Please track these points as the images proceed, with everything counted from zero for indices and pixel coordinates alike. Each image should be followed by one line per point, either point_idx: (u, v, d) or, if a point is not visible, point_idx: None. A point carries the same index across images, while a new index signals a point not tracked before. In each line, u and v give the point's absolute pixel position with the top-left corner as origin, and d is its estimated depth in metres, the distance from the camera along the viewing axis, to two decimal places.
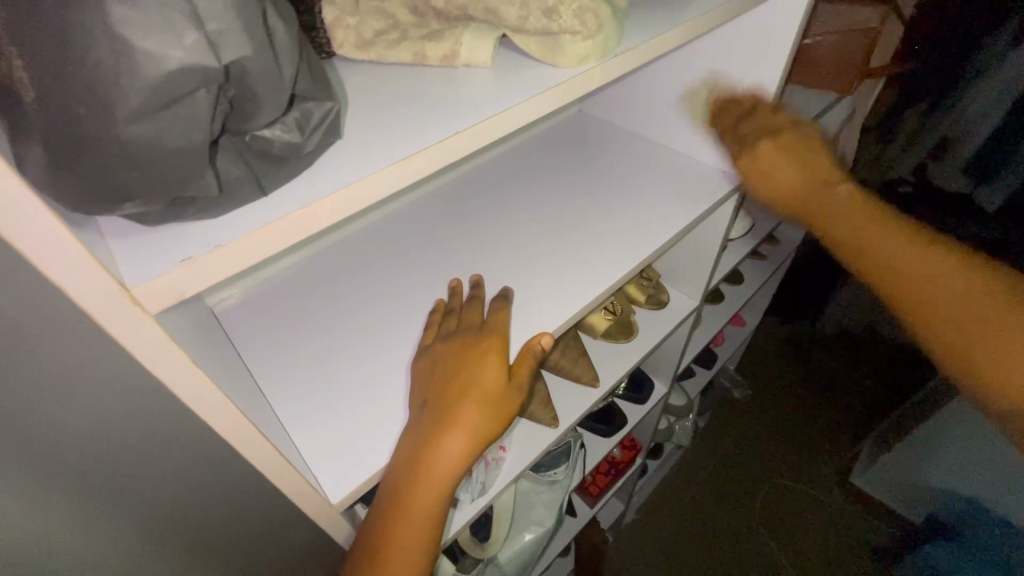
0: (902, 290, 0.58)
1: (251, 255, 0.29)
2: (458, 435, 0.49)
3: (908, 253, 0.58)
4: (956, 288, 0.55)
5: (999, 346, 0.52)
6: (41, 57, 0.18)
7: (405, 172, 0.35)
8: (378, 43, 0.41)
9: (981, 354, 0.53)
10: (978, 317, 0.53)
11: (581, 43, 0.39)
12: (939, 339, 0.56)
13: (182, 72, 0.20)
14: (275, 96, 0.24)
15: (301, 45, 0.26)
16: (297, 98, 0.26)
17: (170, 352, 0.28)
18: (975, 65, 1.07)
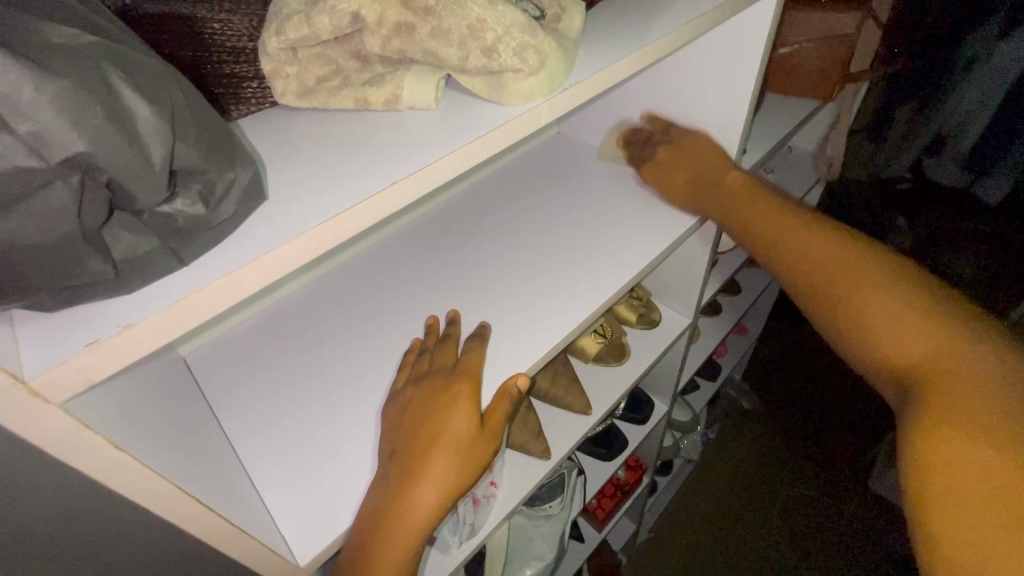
0: (794, 264, 0.58)
1: (165, 332, 0.27)
2: (427, 488, 0.48)
3: (784, 225, 0.61)
4: (834, 257, 0.56)
5: (873, 307, 0.51)
6: None
7: (339, 229, 0.33)
8: (321, 90, 0.40)
9: (863, 318, 0.52)
10: (864, 294, 0.52)
11: (524, 80, 0.38)
12: (847, 321, 0.53)
13: (17, 172, 0.20)
14: (151, 180, 0.23)
15: (183, 118, 0.24)
16: (192, 170, 0.25)
17: (87, 441, 0.26)
18: (962, 59, 1.03)
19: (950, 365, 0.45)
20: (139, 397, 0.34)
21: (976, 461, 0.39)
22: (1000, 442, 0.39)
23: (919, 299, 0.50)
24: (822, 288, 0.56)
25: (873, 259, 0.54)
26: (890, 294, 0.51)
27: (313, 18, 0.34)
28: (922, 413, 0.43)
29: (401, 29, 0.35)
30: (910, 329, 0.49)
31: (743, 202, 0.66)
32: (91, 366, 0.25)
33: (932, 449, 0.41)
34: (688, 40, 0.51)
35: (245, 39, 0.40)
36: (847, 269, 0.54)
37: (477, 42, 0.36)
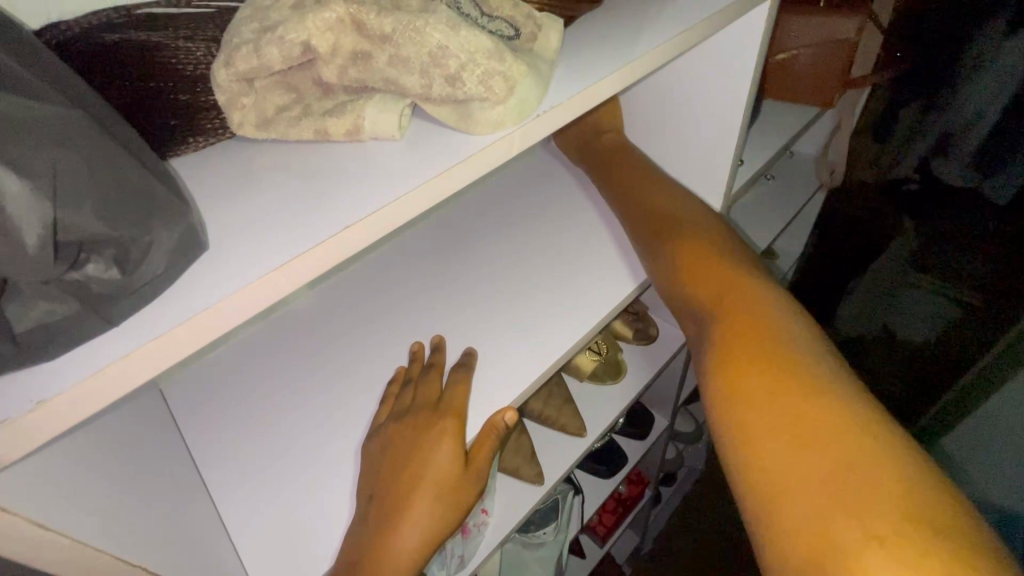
0: (639, 208, 0.60)
1: (93, 401, 0.25)
2: (407, 534, 0.46)
3: (639, 179, 0.64)
4: (676, 219, 0.57)
5: (690, 249, 0.53)
6: None
7: (292, 277, 0.31)
8: (280, 121, 0.37)
9: (685, 257, 0.53)
10: (688, 236, 0.54)
11: (492, 108, 0.35)
12: (669, 252, 0.54)
13: None
14: (38, 260, 0.20)
15: (74, 182, 0.21)
16: (94, 239, 0.22)
17: (8, 525, 0.24)
18: (971, 56, 0.92)
19: (749, 314, 0.46)
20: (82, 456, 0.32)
21: (766, 403, 0.40)
22: (780, 373, 0.41)
23: (729, 255, 0.52)
24: (656, 251, 0.55)
25: (693, 225, 0.56)
26: (709, 240, 0.53)
27: (262, 48, 0.32)
28: (731, 355, 0.44)
29: (357, 57, 0.33)
30: (716, 266, 0.51)
31: (614, 159, 0.69)
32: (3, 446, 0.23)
33: (735, 398, 0.42)
34: (673, 53, 0.48)
35: (201, 66, 0.38)
36: (675, 232, 0.55)
37: (440, 70, 0.33)
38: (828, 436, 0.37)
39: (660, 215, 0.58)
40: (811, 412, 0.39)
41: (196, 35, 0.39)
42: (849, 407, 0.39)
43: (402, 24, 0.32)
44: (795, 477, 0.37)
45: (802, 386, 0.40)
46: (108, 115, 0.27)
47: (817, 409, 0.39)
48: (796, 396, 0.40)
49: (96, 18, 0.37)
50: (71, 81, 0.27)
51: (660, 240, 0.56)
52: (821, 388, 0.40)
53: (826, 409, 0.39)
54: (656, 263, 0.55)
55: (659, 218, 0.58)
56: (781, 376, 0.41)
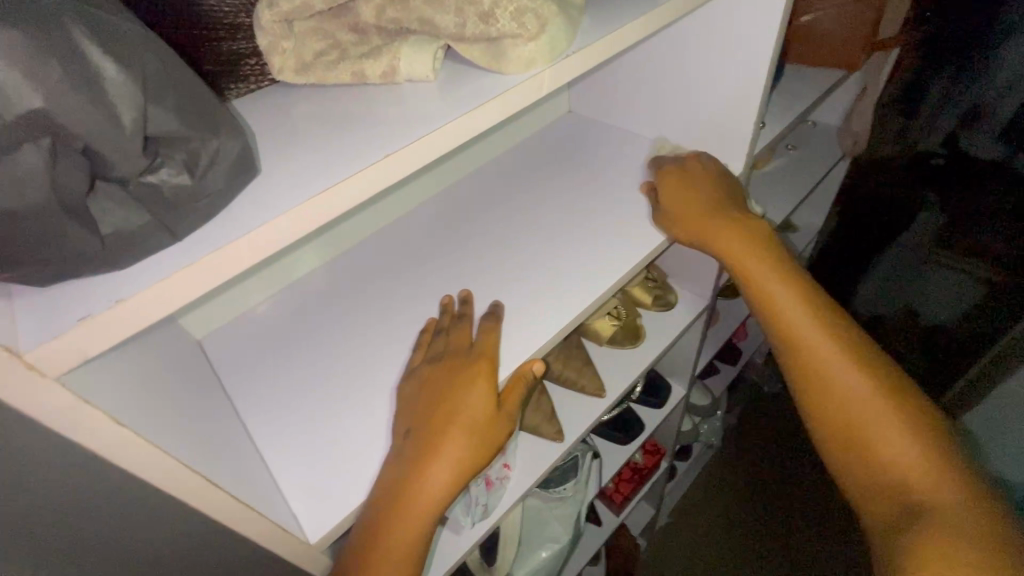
0: (804, 367, 0.60)
1: (160, 307, 0.27)
2: (440, 466, 0.48)
3: (801, 315, 0.60)
4: (837, 396, 0.58)
5: (883, 435, 0.55)
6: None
7: (336, 201, 0.33)
8: (318, 66, 0.39)
9: (868, 445, 0.56)
10: (863, 419, 0.57)
11: (524, 45, 0.36)
12: (852, 430, 0.57)
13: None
14: (122, 147, 0.23)
15: (158, 80, 0.23)
16: (176, 137, 0.24)
17: (86, 416, 0.26)
18: (1003, 22, 0.87)
19: (949, 505, 0.51)
20: (144, 376, 0.35)
21: (962, 556, 0.47)
22: (992, 571, 0.46)
23: (922, 433, 0.55)
24: (827, 376, 0.58)
25: (855, 351, 0.59)
26: (894, 422, 0.55)
27: None
28: (933, 552, 0.49)
29: None
30: (913, 456, 0.54)
31: (751, 263, 0.62)
32: (86, 340, 0.25)
33: (929, 547, 0.49)
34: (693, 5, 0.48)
35: (241, 14, 0.39)
36: (864, 404, 0.57)
37: (474, 8, 0.35)
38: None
39: (828, 385, 0.58)
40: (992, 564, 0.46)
41: None
42: None
43: None
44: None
45: (986, 541, 0.48)
46: None
47: (1001, 562, 0.46)
48: None
49: None
50: None
51: (833, 418, 0.58)
52: (997, 541, 0.48)
53: (999, 561, 0.47)
54: (838, 455, 0.59)
55: (828, 392, 0.58)
56: (974, 530, 0.49)
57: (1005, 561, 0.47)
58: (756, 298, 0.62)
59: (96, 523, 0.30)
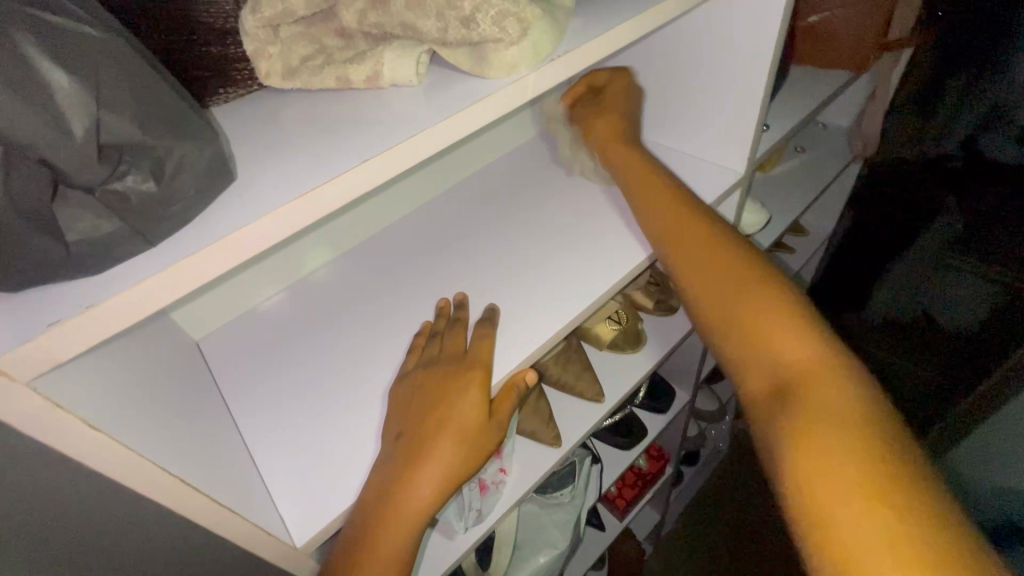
0: (683, 262, 0.51)
1: (132, 311, 0.27)
2: (428, 472, 0.48)
3: (669, 215, 0.54)
4: (721, 279, 0.48)
5: (767, 320, 0.44)
6: None
7: (313, 207, 0.33)
8: (304, 70, 0.39)
9: (751, 336, 0.45)
10: (746, 311, 0.46)
11: (506, 49, 0.36)
12: (736, 321, 0.46)
13: None
14: (80, 157, 0.22)
15: (124, 90, 0.23)
16: (140, 147, 0.24)
17: (61, 421, 0.27)
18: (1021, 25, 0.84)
19: (826, 399, 0.39)
20: (128, 379, 0.35)
21: (836, 446, 0.35)
22: (877, 483, 0.33)
23: (805, 315, 0.44)
24: (705, 270, 0.49)
25: (732, 245, 0.50)
26: (776, 305, 0.45)
27: None
28: (809, 458, 0.36)
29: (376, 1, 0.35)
30: (794, 339, 0.43)
31: (639, 174, 0.59)
32: (56, 344, 0.25)
33: (809, 450, 0.36)
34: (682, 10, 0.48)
35: (230, 20, 0.40)
36: (746, 290, 0.47)
37: (455, 12, 0.34)
38: (892, 489, 0.33)
39: (713, 275, 0.49)
40: (884, 462, 0.34)
41: None
42: (942, 528, 0.31)
43: None
44: (876, 543, 0.31)
45: (874, 431, 0.36)
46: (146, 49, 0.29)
47: (886, 458, 0.34)
48: (883, 500, 0.32)
49: None
50: None
51: (711, 312, 0.48)
52: (892, 434, 0.36)
53: (903, 456, 0.34)
54: (726, 353, 0.47)
55: (708, 279, 0.49)
56: (852, 416, 0.37)
57: (901, 450, 0.35)
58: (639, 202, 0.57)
59: (74, 527, 0.30)
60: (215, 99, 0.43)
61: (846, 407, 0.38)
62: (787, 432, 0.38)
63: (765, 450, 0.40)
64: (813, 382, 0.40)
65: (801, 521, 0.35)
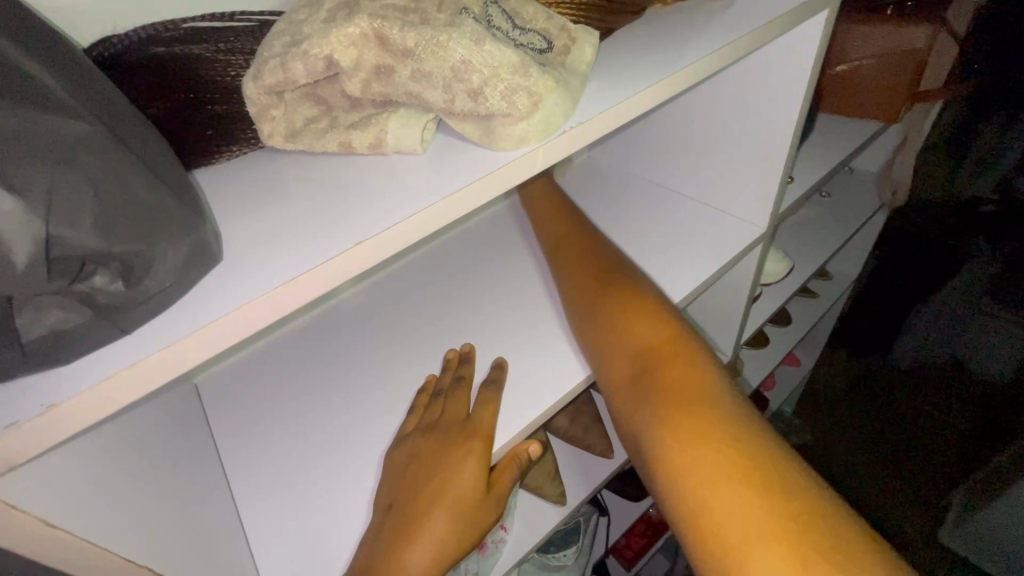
0: (573, 282, 0.57)
1: (97, 410, 0.25)
2: (415, 554, 0.45)
3: (567, 249, 0.61)
4: (595, 284, 0.54)
5: (627, 308, 0.50)
6: None
7: (300, 292, 0.31)
8: (308, 132, 0.37)
9: (613, 323, 0.50)
10: (609, 306, 0.51)
11: (514, 124, 0.34)
12: (602, 317, 0.51)
13: None
14: (31, 275, 0.21)
15: (81, 200, 0.21)
16: (101, 256, 0.22)
17: (17, 524, 0.25)
18: None
19: (676, 358, 0.44)
20: (104, 453, 0.34)
21: (700, 419, 0.39)
22: (717, 422, 0.39)
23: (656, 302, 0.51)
24: (587, 284, 0.55)
25: (612, 265, 0.56)
26: (638, 297, 0.51)
27: (288, 63, 0.33)
28: (669, 416, 0.41)
29: (380, 72, 0.33)
30: (645, 319, 0.49)
31: (556, 227, 0.65)
32: (13, 450, 0.23)
33: (679, 433, 0.39)
34: (701, 75, 0.46)
35: (235, 78, 0.39)
36: (616, 288, 0.53)
37: (463, 85, 0.33)
38: (752, 465, 0.36)
39: (588, 286, 0.55)
40: (747, 441, 0.38)
41: (236, 48, 0.40)
42: (771, 452, 0.38)
43: (425, 40, 0.32)
44: (746, 517, 0.34)
45: (727, 404, 0.41)
46: (139, 121, 0.28)
47: (740, 438, 0.38)
48: (722, 437, 0.38)
49: (143, 30, 0.38)
50: (87, 68, 0.26)
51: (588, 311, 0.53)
52: (749, 418, 0.40)
53: (757, 431, 0.39)
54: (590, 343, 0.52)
55: (587, 290, 0.55)
56: (718, 398, 0.41)
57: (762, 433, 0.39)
58: (556, 251, 0.62)
59: None
60: (219, 159, 0.41)
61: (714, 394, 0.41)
62: (653, 421, 0.41)
63: (637, 439, 0.43)
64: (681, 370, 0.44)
65: (669, 489, 0.38)
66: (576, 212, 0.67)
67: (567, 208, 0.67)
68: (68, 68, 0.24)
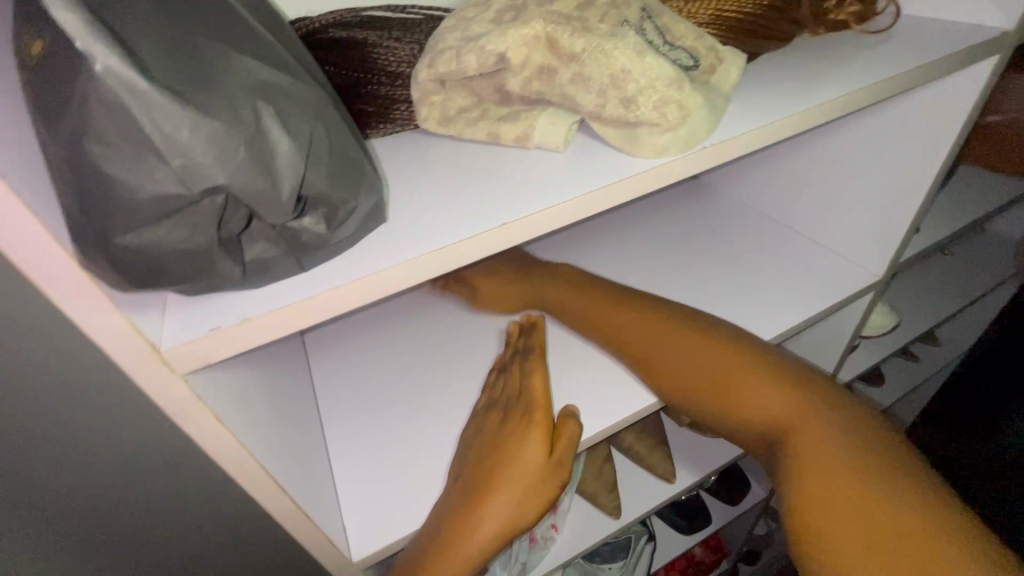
0: (652, 351, 0.53)
1: (275, 331, 0.30)
2: (484, 521, 0.47)
3: (620, 313, 0.56)
4: (686, 352, 0.51)
5: (732, 379, 0.48)
6: (84, 181, 0.19)
7: (448, 259, 0.34)
8: (459, 120, 0.41)
9: (723, 394, 0.48)
10: (710, 373, 0.49)
11: (660, 135, 0.36)
12: (708, 391, 0.49)
13: (180, 193, 0.21)
14: (282, 208, 0.24)
15: (324, 147, 0.25)
16: (322, 198, 0.26)
17: (199, 410, 0.30)
18: None
19: (807, 425, 0.44)
20: (244, 384, 0.38)
21: (844, 487, 0.40)
22: (865, 489, 0.39)
23: (766, 363, 0.48)
24: (675, 347, 0.52)
25: (693, 320, 0.53)
26: (744, 367, 0.48)
27: (463, 55, 0.36)
28: (810, 495, 0.41)
29: (543, 72, 0.36)
30: (761, 387, 0.47)
31: (590, 299, 0.59)
32: (211, 348, 0.28)
33: (814, 504, 0.40)
34: (846, 109, 0.45)
35: (405, 65, 0.44)
36: (714, 353, 0.50)
37: (618, 92, 0.35)
38: (915, 533, 0.37)
39: (671, 351, 0.52)
40: (897, 502, 0.38)
41: (405, 37, 0.45)
42: (928, 505, 0.38)
43: (593, 46, 0.34)
44: None
45: (879, 465, 0.40)
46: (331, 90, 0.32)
47: (891, 502, 0.38)
48: (874, 503, 0.38)
49: (333, 17, 0.44)
50: (298, 43, 0.31)
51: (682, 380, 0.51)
52: (905, 473, 0.40)
53: (915, 490, 0.39)
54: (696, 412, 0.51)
55: (673, 360, 0.51)
56: (857, 463, 0.40)
57: (907, 475, 0.40)
58: (604, 323, 0.57)
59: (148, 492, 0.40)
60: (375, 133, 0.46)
61: (836, 446, 0.42)
62: (797, 498, 0.41)
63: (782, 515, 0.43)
64: (808, 435, 0.43)
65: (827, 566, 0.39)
66: (585, 276, 0.62)
67: (581, 279, 0.62)
68: (288, 43, 0.29)
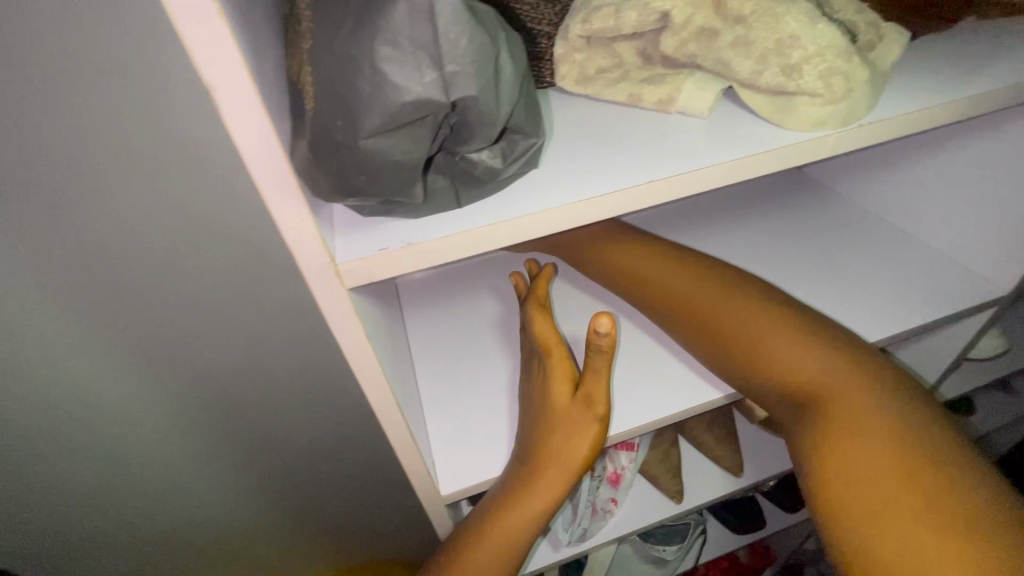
0: (693, 308, 0.46)
1: (429, 260, 0.31)
2: (551, 465, 0.46)
3: (666, 272, 0.49)
4: (725, 312, 0.44)
5: (770, 341, 0.42)
6: (342, 85, 0.23)
7: (596, 209, 0.34)
8: (600, 80, 0.41)
9: (758, 357, 0.42)
10: (742, 334, 0.43)
11: (822, 106, 0.35)
12: (744, 354, 0.42)
13: (415, 105, 0.23)
14: (483, 133, 0.26)
15: (524, 82, 0.27)
16: (508, 131, 0.28)
17: (353, 325, 0.32)
18: None
19: (845, 391, 0.37)
20: (370, 311, 0.41)
21: (880, 462, 0.33)
22: (903, 467, 0.32)
23: (810, 328, 0.42)
24: (708, 305, 0.45)
25: (734, 278, 0.47)
26: (783, 331, 0.42)
27: (623, 11, 0.36)
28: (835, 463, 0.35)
29: (703, 33, 0.35)
30: (798, 351, 0.40)
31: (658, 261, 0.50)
32: (376, 266, 0.30)
33: (842, 476, 0.34)
34: (1015, 100, 0.42)
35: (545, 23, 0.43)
36: (753, 313, 0.44)
37: (781, 58, 0.34)
38: (961, 523, 0.30)
39: (710, 310, 0.45)
40: (939, 481, 0.31)
41: None
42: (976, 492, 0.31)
43: (763, 9, 0.33)
44: None
45: (922, 441, 0.33)
46: None
47: (932, 479, 0.32)
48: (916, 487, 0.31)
49: None
50: None
51: (719, 337, 0.44)
52: (957, 453, 0.33)
53: (958, 474, 0.32)
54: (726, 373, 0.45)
55: (713, 318, 0.45)
56: (896, 435, 0.34)
57: (954, 456, 0.33)
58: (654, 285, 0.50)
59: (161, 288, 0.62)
60: None
61: (886, 412, 0.35)
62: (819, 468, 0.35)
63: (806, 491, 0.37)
64: (848, 404, 0.37)
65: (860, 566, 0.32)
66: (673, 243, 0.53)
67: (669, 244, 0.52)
68: None
